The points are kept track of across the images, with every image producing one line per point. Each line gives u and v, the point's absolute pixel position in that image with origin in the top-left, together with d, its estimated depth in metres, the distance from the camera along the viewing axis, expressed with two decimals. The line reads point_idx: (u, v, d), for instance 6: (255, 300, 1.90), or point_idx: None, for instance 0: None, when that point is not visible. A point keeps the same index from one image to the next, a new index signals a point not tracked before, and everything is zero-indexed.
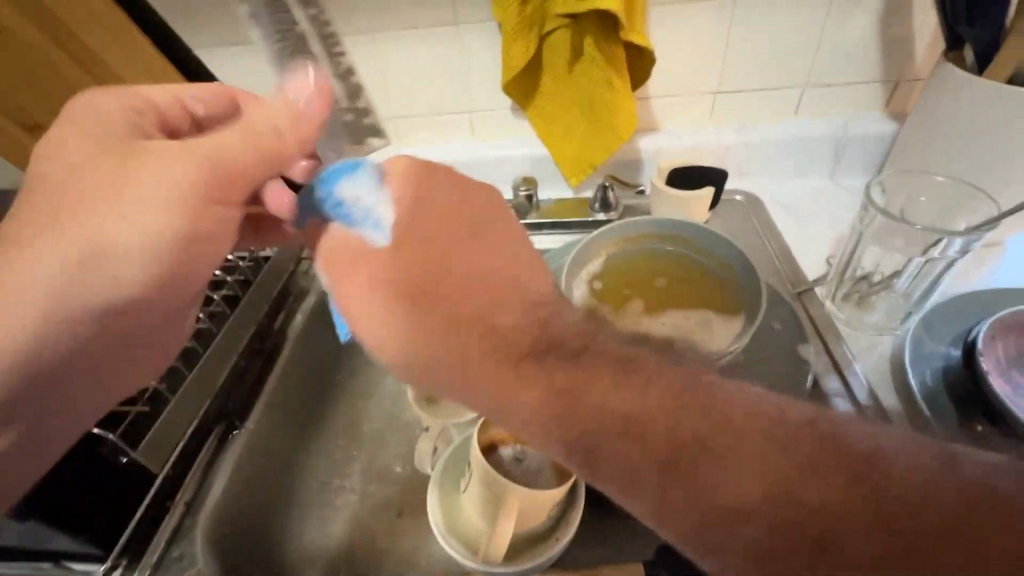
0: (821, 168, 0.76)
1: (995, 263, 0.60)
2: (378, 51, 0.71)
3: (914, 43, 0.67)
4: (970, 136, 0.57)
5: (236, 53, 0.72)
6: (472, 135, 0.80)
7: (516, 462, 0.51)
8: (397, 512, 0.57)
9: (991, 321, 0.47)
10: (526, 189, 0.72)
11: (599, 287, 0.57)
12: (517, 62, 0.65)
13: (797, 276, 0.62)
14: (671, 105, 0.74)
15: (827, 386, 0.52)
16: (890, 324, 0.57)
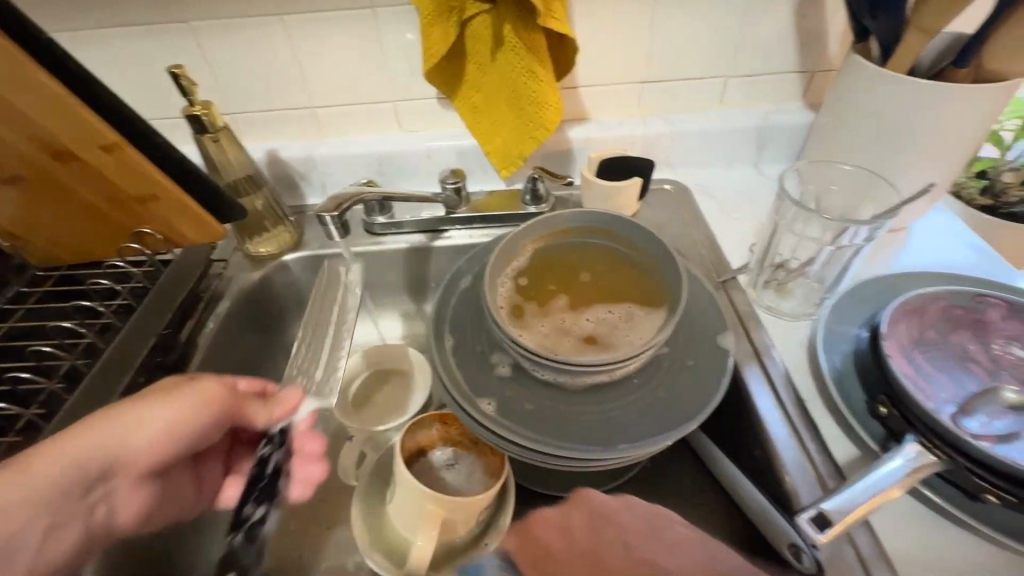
0: (744, 158, 0.78)
1: (897, 252, 0.63)
2: (289, 37, 0.66)
3: (827, 34, 0.68)
4: (876, 129, 0.58)
5: (130, 36, 0.65)
6: (397, 126, 0.76)
7: (446, 467, 0.54)
8: (327, 525, 0.59)
9: (895, 304, 0.50)
10: (454, 183, 0.69)
11: (524, 284, 0.56)
12: (436, 49, 0.61)
13: (721, 264, 0.63)
14: (599, 94, 0.73)
15: (747, 373, 0.52)
16: (807, 309, 0.59)
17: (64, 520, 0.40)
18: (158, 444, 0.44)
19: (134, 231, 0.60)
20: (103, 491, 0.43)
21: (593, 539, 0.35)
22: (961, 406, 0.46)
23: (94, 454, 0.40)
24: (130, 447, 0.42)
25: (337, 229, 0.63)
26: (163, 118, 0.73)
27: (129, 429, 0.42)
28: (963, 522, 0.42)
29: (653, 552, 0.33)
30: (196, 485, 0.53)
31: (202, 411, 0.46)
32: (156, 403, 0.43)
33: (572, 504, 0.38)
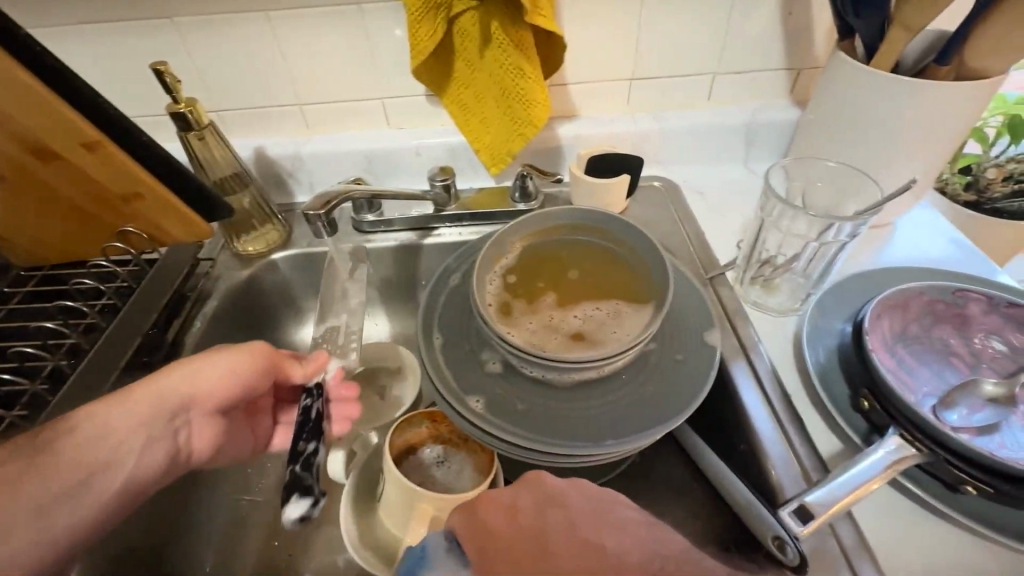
0: (733, 155, 0.78)
1: (882, 248, 0.64)
2: (276, 33, 0.66)
3: (814, 32, 0.69)
4: (860, 126, 0.59)
5: (113, 32, 0.64)
6: (386, 124, 0.76)
7: (436, 465, 0.54)
8: (318, 523, 0.59)
9: (878, 300, 0.50)
10: (443, 180, 0.69)
11: (513, 281, 0.56)
12: (424, 46, 0.61)
13: (709, 260, 0.64)
14: (588, 91, 0.73)
15: (734, 369, 0.53)
16: (793, 305, 0.60)
17: (143, 451, 0.44)
18: (222, 388, 0.48)
19: (119, 230, 0.60)
20: (180, 430, 0.47)
21: (539, 516, 0.34)
22: (942, 399, 0.47)
23: (170, 394, 0.46)
24: (197, 390, 0.47)
25: (324, 228, 0.62)
26: (148, 116, 0.73)
27: (196, 376, 0.47)
28: (943, 513, 0.43)
29: (598, 530, 0.32)
30: (257, 440, 0.55)
31: (258, 361, 0.50)
32: (219, 354, 0.48)
33: (521, 488, 0.37)
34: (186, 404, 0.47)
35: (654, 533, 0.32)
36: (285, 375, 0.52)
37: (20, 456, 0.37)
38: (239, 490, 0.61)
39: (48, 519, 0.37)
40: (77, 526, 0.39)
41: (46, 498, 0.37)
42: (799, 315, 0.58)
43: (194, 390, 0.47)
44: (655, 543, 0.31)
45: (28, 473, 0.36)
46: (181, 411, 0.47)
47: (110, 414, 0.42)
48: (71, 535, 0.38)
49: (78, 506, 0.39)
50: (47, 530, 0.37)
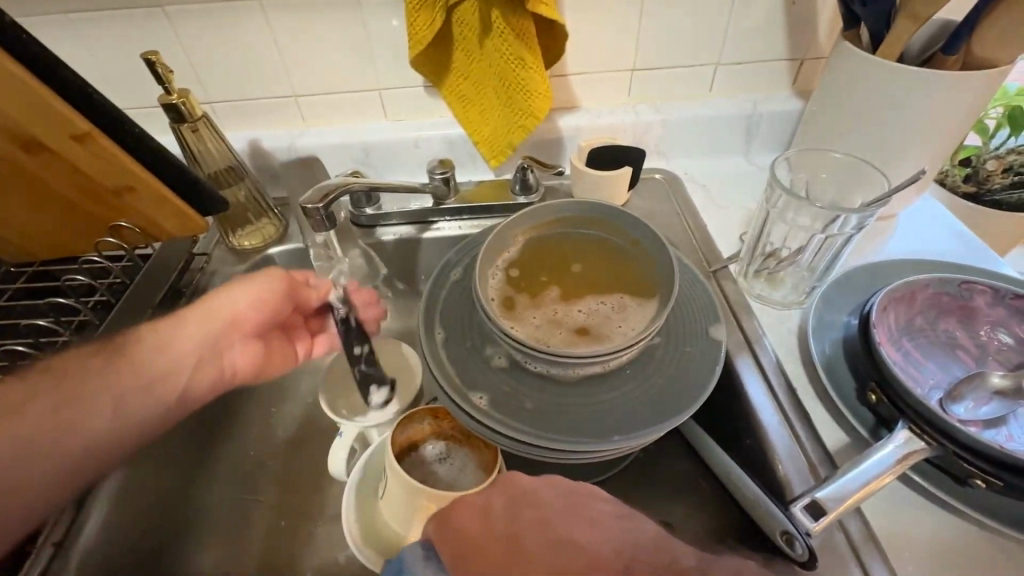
0: (735, 147, 0.77)
1: (886, 240, 0.64)
2: (269, 23, 0.64)
3: (817, 21, 0.68)
4: (866, 116, 0.58)
5: (101, 21, 0.63)
6: (383, 116, 0.74)
7: (440, 461, 0.54)
8: (319, 521, 0.58)
9: (884, 292, 0.49)
10: (442, 173, 0.67)
11: (515, 275, 0.55)
12: (422, 36, 0.60)
13: (712, 253, 0.63)
14: (588, 83, 0.72)
15: (740, 364, 0.52)
16: (797, 298, 0.59)
17: (187, 365, 0.48)
18: (251, 312, 0.52)
19: (111, 225, 0.58)
20: (224, 349, 0.51)
21: (512, 519, 0.34)
22: (948, 392, 0.47)
23: (204, 318, 0.50)
24: (228, 315, 0.51)
25: (324, 222, 0.60)
26: (139, 108, 0.71)
27: (224, 302, 0.51)
28: (949, 505, 0.43)
29: (571, 525, 0.33)
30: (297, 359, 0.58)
31: (277, 285, 0.54)
32: (241, 282, 0.52)
33: (495, 490, 0.37)
34: (221, 328, 0.51)
35: (630, 526, 0.33)
36: (303, 300, 0.57)
37: (85, 367, 0.44)
38: (238, 489, 0.60)
39: (116, 413, 0.43)
40: (142, 422, 0.45)
41: (119, 394, 0.44)
42: (804, 309, 0.58)
43: (225, 315, 0.51)
44: (627, 540, 0.32)
45: (100, 372, 0.44)
46: (219, 334, 0.51)
47: (159, 333, 0.48)
48: (139, 427, 0.45)
49: (129, 408, 0.44)
50: (117, 421, 0.43)
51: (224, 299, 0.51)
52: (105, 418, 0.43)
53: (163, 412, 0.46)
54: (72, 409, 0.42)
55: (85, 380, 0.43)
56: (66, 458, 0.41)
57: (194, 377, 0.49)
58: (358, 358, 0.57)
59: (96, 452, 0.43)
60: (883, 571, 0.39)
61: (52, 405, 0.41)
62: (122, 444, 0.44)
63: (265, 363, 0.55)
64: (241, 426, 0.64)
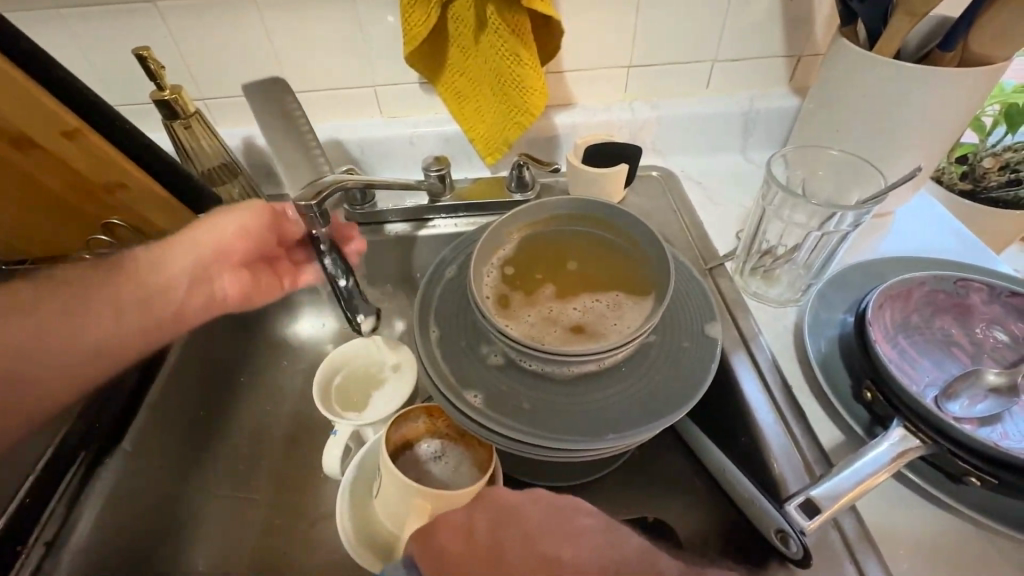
0: (732, 144, 0.77)
1: (882, 238, 0.63)
2: (262, 18, 0.64)
3: (814, 18, 0.68)
4: (863, 113, 0.58)
5: (93, 18, 0.62)
6: (378, 112, 0.74)
7: (434, 460, 0.53)
8: (315, 518, 0.58)
9: (880, 290, 0.49)
10: (437, 170, 0.68)
11: (511, 273, 0.55)
12: (417, 31, 0.59)
13: (708, 250, 0.63)
14: (584, 79, 0.72)
15: (735, 361, 0.52)
16: (793, 295, 0.59)
17: (172, 286, 0.51)
18: (237, 241, 0.54)
19: (103, 223, 0.58)
20: (209, 275, 0.54)
21: (494, 536, 0.36)
22: (944, 390, 0.47)
23: (187, 242, 0.52)
24: (211, 242, 0.53)
25: (317, 218, 0.59)
26: (132, 105, 0.70)
27: (206, 230, 0.53)
28: (943, 503, 0.43)
29: (551, 542, 0.34)
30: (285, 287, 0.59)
31: (262, 216, 0.55)
32: (223, 212, 0.54)
33: (477, 508, 0.38)
34: (204, 256, 0.53)
35: (609, 541, 0.34)
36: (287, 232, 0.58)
37: (78, 285, 0.47)
38: (233, 487, 0.60)
39: (109, 326, 0.47)
40: (131, 338, 0.49)
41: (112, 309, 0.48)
42: (800, 306, 0.58)
43: (207, 241, 0.53)
44: (610, 557, 0.33)
45: (92, 289, 0.48)
46: (203, 259, 0.53)
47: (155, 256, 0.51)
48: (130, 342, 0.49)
49: (117, 323, 0.48)
50: (105, 333, 0.47)
51: (206, 228, 0.53)
52: (98, 331, 0.47)
53: (147, 330, 0.50)
54: (65, 320, 0.46)
55: (76, 295, 0.47)
56: (63, 363, 0.45)
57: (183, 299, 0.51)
58: (348, 289, 0.59)
59: (92, 360, 0.47)
60: (878, 571, 0.39)
61: (50, 316, 0.45)
62: (115, 356, 0.48)
63: (253, 290, 0.56)
64: (236, 423, 0.64)
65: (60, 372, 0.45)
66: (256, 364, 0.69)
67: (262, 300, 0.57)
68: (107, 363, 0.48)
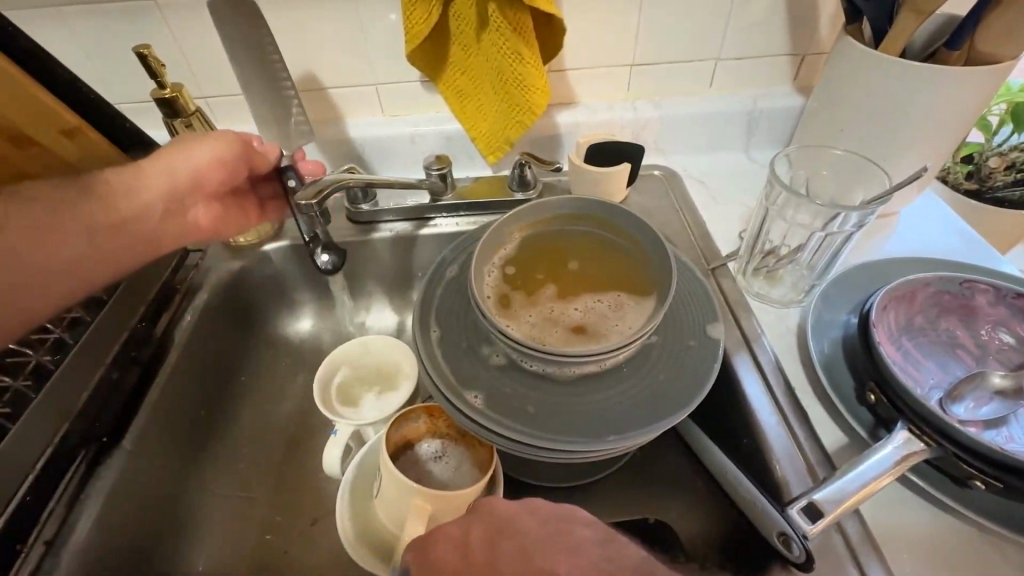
0: (735, 143, 0.77)
1: (886, 238, 0.63)
2: (263, 16, 0.63)
3: (818, 17, 0.67)
4: (867, 112, 0.58)
5: (94, 16, 0.62)
6: (379, 111, 0.73)
7: (435, 460, 0.53)
8: (317, 519, 0.58)
9: (884, 291, 0.49)
10: (439, 168, 0.67)
11: (512, 273, 0.55)
12: (419, 29, 0.59)
13: (711, 250, 0.63)
14: (586, 78, 0.72)
15: (737, 363, 0.52)
16: (796, 296, 0.59)
17: (149, 211, 0.51)
18: (212, 173, 0.54)
19: None
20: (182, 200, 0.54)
21: (492, 549, 0.36)
22: (948, 392, 0.46)
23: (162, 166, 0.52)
24: (185, 168, 0.53)
25: (318, 217, 0.60)
26: (133, 103, 0.70)
27: (182, 156, 0.53)
28: (948, 508, 0.42)
29: (550, 557, 0.35)
30: (250, 219, 0.61)
31: (235, 149, 0.55)
32: (199, 140, 0.54)
33: (470, 521, 0.38)
34: (179, 182, 0.53)
35: (608, 554, 0.35)
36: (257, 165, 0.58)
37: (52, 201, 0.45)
38: (234, 487, 0.60)
39: (88, 248, 0.47)
40: (111, 259, 0.49)
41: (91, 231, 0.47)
42: (803, 307, 0.58)
43: (183, 168, 0.53)
44: (614, 567, 0.34)
45: (70, 207, 0.46)
46: (177, 184, 0.53)
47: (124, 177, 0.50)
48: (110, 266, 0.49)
49: (97, 244, 0.47)
50: (85, 251, 0.47)
51: (182, 154, 0.53)
52: (76, 253, 0.46)
53: (130, 254, 0.50)
54: (46, 237, 0.44)
55: (53, 212, 0.45)
56: (44, 275, 0.44)
57: (160, 227, 0.52)
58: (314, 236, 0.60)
59: (72, 277, 0.46)
60: (880, 572, 0.39)
61: (26, 230, 0.43)
62: (94, 277, 0.48)
63: (222, 222, 0.58)
64: (237, 423, 0.64)
65: (48, 283, 0.44)
66: (256, 363, 0.69)
67: (231, 230, 0.59)
68: (90, 285, 0.48)
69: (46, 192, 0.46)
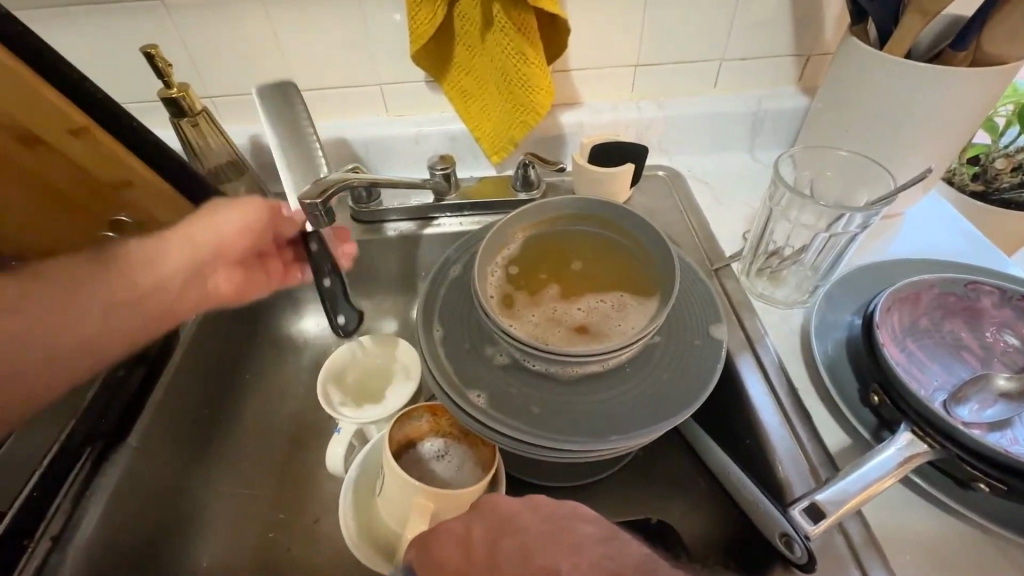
0: (739, 143, 0.76)
1: (891, 239, 0.63)
2: (269, 16, 0.64)
3: (824, 17, 0.67)
4: (873, 113, 0.58)
5: (102, 16, 0.63)
6: (384, 111, 0.74)
7: (437, 459, 0.53)
8: (319, 516, 0.59)
9: (888, 293, 0.49)
10: (443, 168, 0.67)
11: (515, 272, 0.55)
12: (424, 29, 0.59)
13: (715, 250, 0.62)
14: (591, 78, 0.72)
15: (740, 363, 0.52)
16: (800, 297, 0.59)
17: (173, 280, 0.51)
18: (236, 240, 0.54)
19: (110, 221, 0.59)
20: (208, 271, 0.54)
21: (492, 547, 0.36)
22: (952, 395, 0.46)
23: (186, 237, 0.52)
24: (209, 236, 0.53)
25: (323, 216, 0.60)
26: (140, 102, 0.71)
27: (206, 226, 0.53)
28: (952, 510, 0.42)
29: (550, 556, 0.35)
30: (278, 284, 0.59)
31: (260, 212, 0.56)
32: (224, 210, 0.54)
33: (472, 519, 0.38)
34: (202, 249, 0.53)
35: (609, 551, 0.35)
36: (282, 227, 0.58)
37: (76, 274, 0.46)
38: (238, 484, 0.60)
39: (103, 321, 0.46)
40: (126, 330, 0.47)
41: (107, 302, 0.47)
42: (807, 308, 0.58)
43: (207, 236, 0.53)
44: (612, 564, 0.34)
45: (90, 278, 0.47)
46: (201, 252, 0.53)
47: (150, 248, 0.51)
48: (126, 338, 0.48)
49: (115, 318, 0.47)
50: (100, 326, 0.46)
51: (206, 223, 0.53)
52: (90, 328, 0.45)
53: (146, 325, 0.49)
54: (60, 311, 0.44)
55: (72, 286, 0.45)
56: (58, 352, 0.44)
57: (179, 297, 0.51)
58: (330, 291, 0.60)
59: (86, 352, 0.45)
60: (882, 572, 0.39)
61: (43, 306, 0.43)
62: (109, 350, 0.47)
63: (246, 287, 0.56)
64: (241, 419, 0.64)
65: (55, 368, 0.44)
66: (260, 362, 0.69)
67: (256, 294, 0.57)
68: (105, 359, 0.47)
69: (67, 270, 0.46)
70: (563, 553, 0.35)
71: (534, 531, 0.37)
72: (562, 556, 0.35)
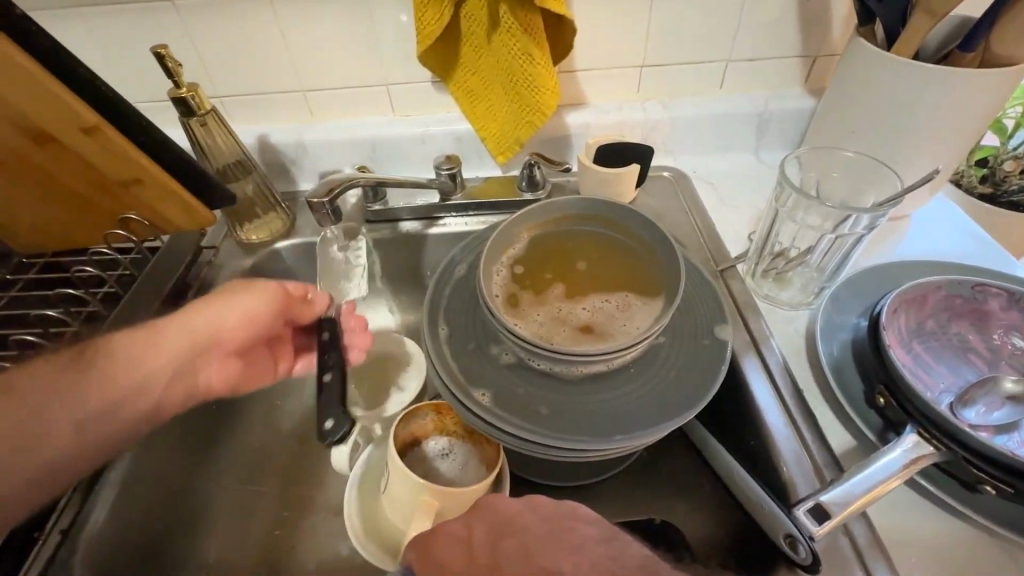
0: (745, 144, 0.76)
1: (897, 241, 0.63)
2: (277, 16, 0.64)
3: (831, 18, 0.67)
4: (880, 114, 0.57)
5: (114, 17, 0.63)
6: (391, 111, 0.74)
7: (442, 458, 0.54)
8: (323, 512, 0.59)
9: (894, 294, 0.49)
10: (449, 168, 0.68)
11: (520, 272, 0.55)
12: (431, 30, 0.59)
13: (720, 251, 0.62)
14: (597, 79, 0.72)
15: (745, 364, 0.52)
16: (805, 298, 0.59)
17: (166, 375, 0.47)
18: (241, 328, 0.52)
19: (121, 217, 0.59)
20: (204, 361, 0.51)
21: (493, 546, 0.36)
22: (959, 397, 0.46)
23: (188, 327, 0.49)
24: (213, 325, 0.51)
25: (329, 216, 0.61)
26: (150, 102, 0.72)
27: (213, 313, 0.51)
28: (957, 511, 0.42)
29: (551, 555, 0.35)
30: (277, 370, 0.57)
31: (275, 304, 0.54)
32: (233, 295, 0.52)
33: (472, 521, 0.38)
34: (204, 337, 0.50)
35: (610, 551, 0.35)
36: (296, 317, 0.57)
37: (63, 373, 0.42)
38: (243, 481, 0.60)
39: (85, 429, 0.42)
40: (108, 435, 0.43)
41: (89, 411, 0.42)
42: (813, 309, 0.57)
43: (212, 324, 0.50)
44: (612, 563, 0.34)
45: (76, 380, 0.42)
46: (200, 342, 0.50)
47: (144, 345, 0.47)
48: (109, 444, 0.44)
49: (97, 424, 0.43)
50: (81, 434, 0.42)
51: (213, 311, 0.51)
52: (68, 439, 0.41)
53: (131, 428, 0.45)
54: (39, 422, 0.39)
55: (56, 391, 0.41)
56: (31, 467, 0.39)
57: (170, 393, 0.48)
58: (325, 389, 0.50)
59: (60, 466, 0.41)
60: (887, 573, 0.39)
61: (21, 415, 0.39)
62: (87, 459, 0.43)
63: (243, 378, 0.54)
64: (247, 416, 0.65)
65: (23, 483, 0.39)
66: None
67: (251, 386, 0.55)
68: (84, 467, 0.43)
69: (54, 369, 0.42)
70: (564, 552, 0.35)
71: (536, 530, 0.37)
72: (563, 555, 0.35)
